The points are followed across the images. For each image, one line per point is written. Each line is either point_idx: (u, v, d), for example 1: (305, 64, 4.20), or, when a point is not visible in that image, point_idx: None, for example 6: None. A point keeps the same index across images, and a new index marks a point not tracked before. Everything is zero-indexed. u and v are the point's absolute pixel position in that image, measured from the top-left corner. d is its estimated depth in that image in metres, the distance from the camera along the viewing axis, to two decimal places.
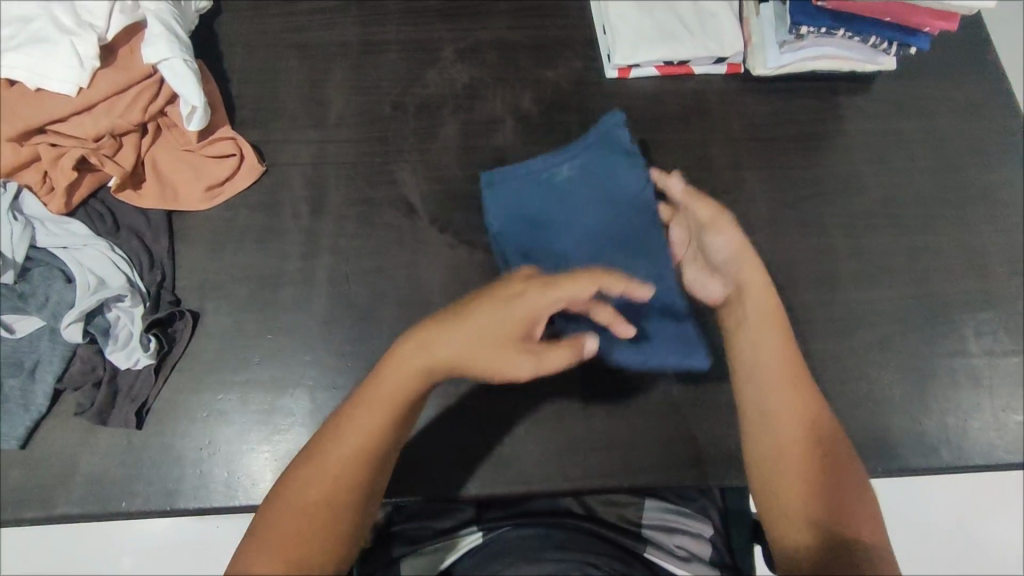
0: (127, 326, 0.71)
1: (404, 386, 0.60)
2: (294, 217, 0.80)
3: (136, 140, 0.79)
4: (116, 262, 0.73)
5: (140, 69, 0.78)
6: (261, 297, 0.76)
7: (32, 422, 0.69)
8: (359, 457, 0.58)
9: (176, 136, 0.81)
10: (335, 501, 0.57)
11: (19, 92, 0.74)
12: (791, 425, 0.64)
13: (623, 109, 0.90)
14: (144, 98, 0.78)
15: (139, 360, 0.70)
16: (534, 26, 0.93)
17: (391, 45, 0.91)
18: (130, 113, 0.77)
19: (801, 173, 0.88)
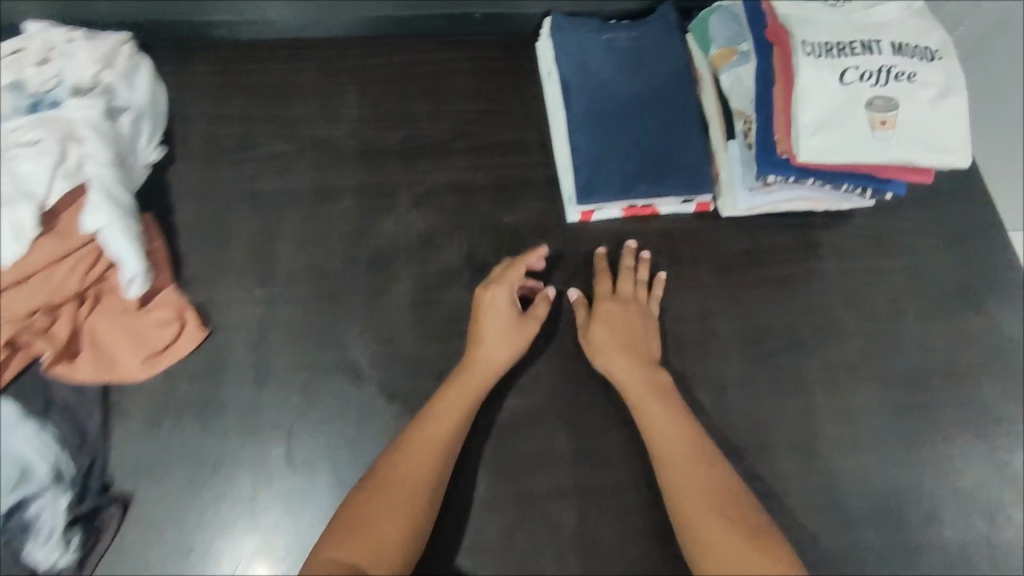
0: (49, 521, 0.68)
1: (478, 377, 0.75)
2: (237, 386, 0.77)
3: (73, 310, 0.76)
4: (44, 448, 0.70)
5: (78, 237, 0.77)
6: (200, 479, 0.74)
7: None
8: (422, 470, 0.69)
9: (115, 303, 0.78)
10: (374, 525, 0.65)
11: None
12: (732, 517, 0.66)
13: (585, 255, 0.87)
14: (83, 266, 0.76)
15: (58, 559, 0.68)
16: (498, 166, 0.91)
17: (346, 191, 0.88)
18: (67, 282, 0.76)
19: (776, 321, 0.83)
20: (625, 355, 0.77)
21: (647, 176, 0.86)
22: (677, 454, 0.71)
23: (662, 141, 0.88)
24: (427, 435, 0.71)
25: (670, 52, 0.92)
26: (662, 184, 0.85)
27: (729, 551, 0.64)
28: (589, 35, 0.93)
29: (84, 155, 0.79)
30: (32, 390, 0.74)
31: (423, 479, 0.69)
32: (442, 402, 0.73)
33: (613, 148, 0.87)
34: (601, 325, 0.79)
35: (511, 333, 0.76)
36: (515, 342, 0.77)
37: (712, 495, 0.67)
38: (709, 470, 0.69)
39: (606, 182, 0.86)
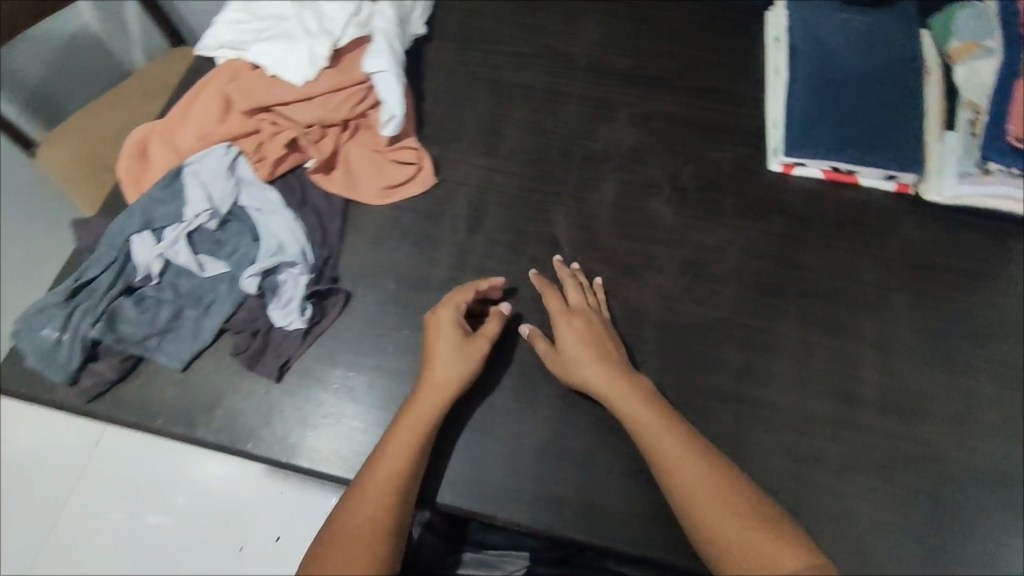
0: (291, 290, 0.79)
1: (419, 412, 0.72)
2: (452, 230, 0.87)
3: (337, 133, 0.90)
4: (297, 232, 0.82)
5: (356, 75, 0.90)
6: (407, 295, 0.83)
7: (196, 350, 0.77)
8: (385, 488, 0.67)
9: (370, 137, 0.91)
10: (354, 544, 0.64)
11: (259, 74, 0.90)
12: (732, 504, 0.64)
13: (778, 202, 0.91)
14: (354, 99, 0.89)
15: (292, 322, 0.78)
16: (710, 108, 0.99)
17: (572, 98, 0.98)
18: (341, 107, 0.88)
19: (956, 308, 0.85)
20: (597, 368, 0.74)
21: (858, 146, 0.90)
22: (675, 462, 0.68)
23: (883, 116, 0.90)
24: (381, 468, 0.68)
25: (907, 38, 0.95)
26: (870, 155, 0.89)
27: (728, 545, 0.62)
28: (828, 11, 0.98)
29: (374, 13, 0.93)
30: (293, 187, 0.88)
31: (368, 532, 0.65)
32: (386, 451, 0.70)
33: (830, 113, 0.92)
34: (571, 347, 0.76)
35: (465, 358, 0.75)
36: (471, 362, 0.75)
37: (703, 483, 0.66)
38: (688, 458, 0.68)
39: (815, 142, 0.91)
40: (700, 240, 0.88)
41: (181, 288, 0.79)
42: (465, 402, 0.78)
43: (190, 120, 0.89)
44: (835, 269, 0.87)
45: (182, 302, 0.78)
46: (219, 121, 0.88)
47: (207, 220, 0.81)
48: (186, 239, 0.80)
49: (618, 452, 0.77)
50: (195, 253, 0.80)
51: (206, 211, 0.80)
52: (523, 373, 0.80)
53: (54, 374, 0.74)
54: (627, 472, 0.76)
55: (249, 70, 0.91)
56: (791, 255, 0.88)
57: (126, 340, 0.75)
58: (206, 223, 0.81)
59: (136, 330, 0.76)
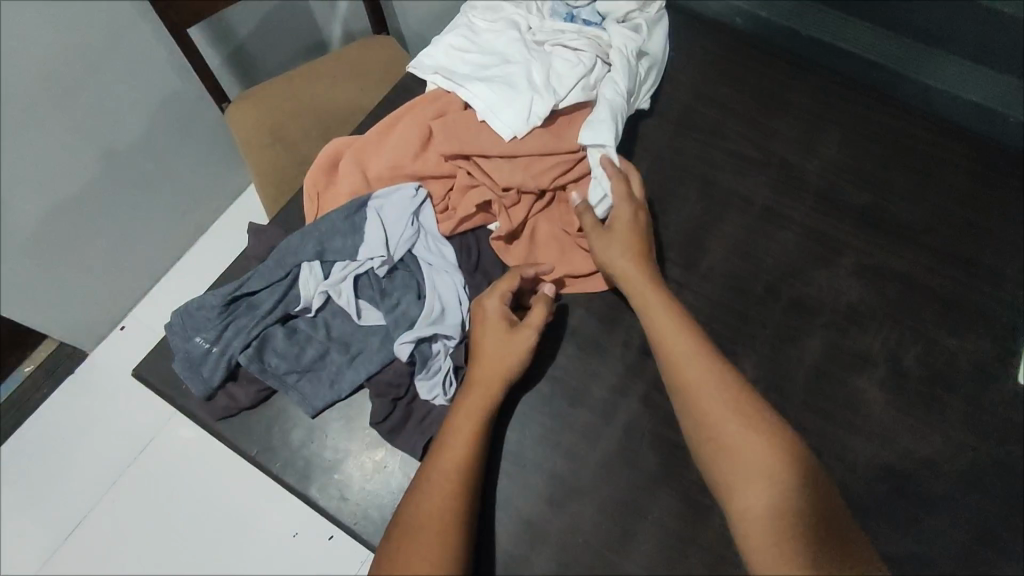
0: (441, 363, 0.73)
1: (485, 387, 0.69)
2: (623, 346, 0.79)
3: (530, 202, 0.82)
4: (462, 298, 0.76)
5: (568, 145, 0.82)
6: (558, 404, 0.75)
7: (332, 400, 0.72)
8: (452, 478, 0.65)
9: (562, 214, 0.84)
10: (428, 541, 0.62)
11: (467, 116, 0.83)
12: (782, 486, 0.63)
13: (1021, 426, 0.74)
14: (559, 171, 0.81)
15: (436, 397, 0.72)
16: (957, 279, 0.82)
17: (793, 225, 0.86)
18: (542, 177, 0.81)
19: None
20: (623, 252, 0.76)
21: None
22: (701, 388, 0.68)
23: None
24: (447, 457, 0.66)
25: None
26: None
27: (745, 473, 0.64)
28: None
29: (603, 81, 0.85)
30: (469, 248, 0.83)
31: (441, 519, 0.63)
32: (455, 424, 0.68)
33: None
34: (630, 279, 0.76)
35: (507, 338, 0.71)
36: (523, 338, 0.71)
37: (752, 456, 0.64)
38: (747, 439, 0.65)
39: None
40: (911, 445, 0.73)
41: (336, 330, 0.75)
42: (594, 554, 0.68)
43: (385, 148, 0.84)
44: None
45: (331, 345, 0.74)
46: (414, 157, 0.82)
47: (378, 265, 0.75)
48: (353, 280, 0.75)
49: None
50: (356, 296, 0.75)
51: (381, 257, 0.75)
52: (666, 544, 0.68)
53: (195, 386, 0.72)
54: None
55: (457, 109, 0.85)
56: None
57: (271, 371, 0.72)
58: (377, 268, 0.75)
59: (282, 364, 0.72)
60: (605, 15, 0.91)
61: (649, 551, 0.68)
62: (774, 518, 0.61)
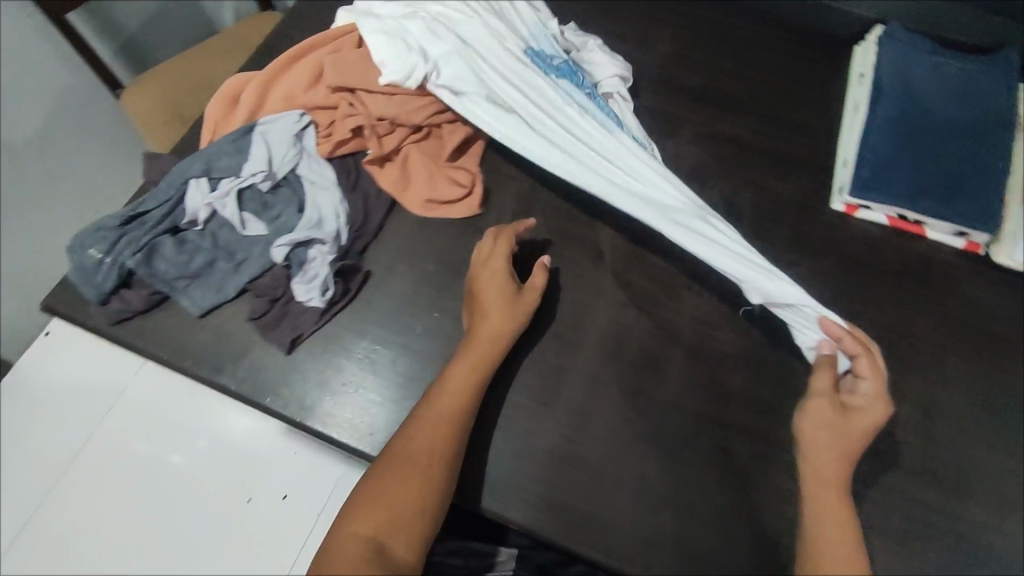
0: (317, 268, 0.79)
1: (480, 352, 0.74)
2: (496, 223, 0.88)
3: (405, 134, 0.87)
4: (339, 212, 0.83)
5: None
6: (443, 278, 0.84)
7: (216, 302, 0.80)
8: (446, 430, 0.69)
9: (435, 148, 0.89)
10: (399, 491, 0.67)
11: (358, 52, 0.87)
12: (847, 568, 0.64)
13: (837, 242, 0.88)
14: (433, 110, 0.86)
15: (312, 298, 0.79)
16: (778, 136, 0.95)
17: (639, 108, 0.97)
18: (416, 113, 0.85)
19: (1013, 382, 0.80)
20: (828, 435, 0.69)
21: (936, 192, 0.85)
22: (825, 514, 0.67)
23: (964, 167, 0.85)
24: (444, 407, 0.71)
25: (998, 92, 0.90)
26: (945, 206, 0.84)
27: (827, 537, 0.66)
28: (917, 50, 0.93)
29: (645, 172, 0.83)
30: (349, 169, 0.88)
31: (427, 462, 0.68)
32: (452, 379, 0.72)
33: (907, 154, 0.87)
34: (809, 420, 0.70)
35: (504, 303, 0.75)
36: (520, 309, 0.76)
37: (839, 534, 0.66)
38: (835, 508, 0.67)
39: (886, 182, 0.86)
40: None
41: (219, 238, 0.81)
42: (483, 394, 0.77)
43: (280, 82, 0.89)
44: (887, 320, 0.83)
45: (216, 253, 0.80)
46: (306, 89, 0.87)
47: (261, 180, 0.82)
48: (237, 194, 0.82)
49: (628, 469, 0.74)
50: (240, 209, 0.82)
51: (262, 173, 0.82)
52: (544, 376, 0.79)
53: (89, 291, 0.79)
54: (634, 491, 0.73)
55: (351, 47, 0.89)
56: (841, 299, 0.84)
57: (158, 277, 0.78)
58: (259, 184, 0.82)
59: (171, 270, 0.79)
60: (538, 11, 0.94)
61: (531, 384, 0.78)
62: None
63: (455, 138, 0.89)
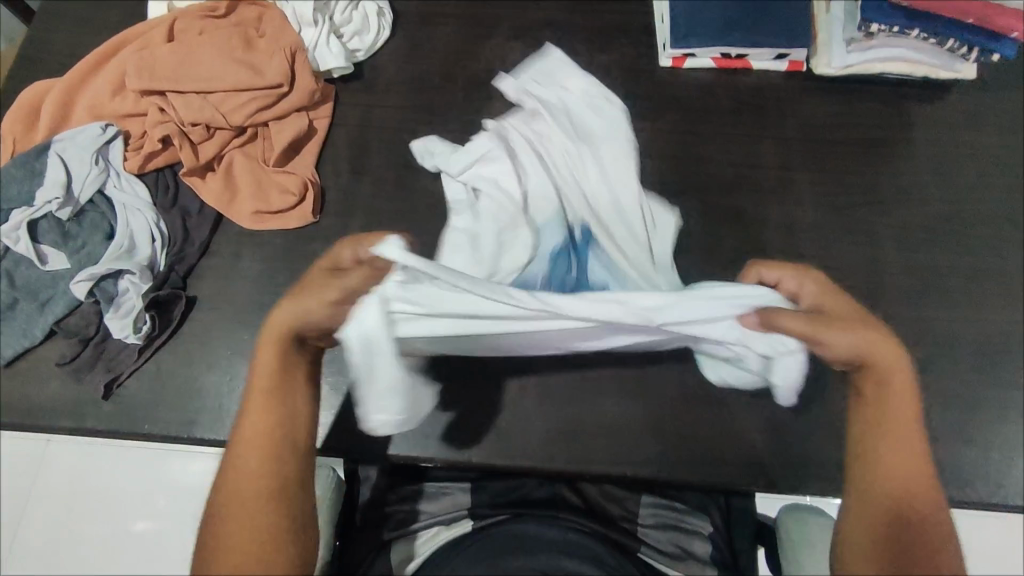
0: (131, 299, 0.73)
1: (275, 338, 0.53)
2: (334, 175, 0.83)
3: (225, 136, 0.80)
4: (154, 236, 0.76)
5: (268, 81, 0.80)
6: (294, 248, 0.79)
7: (22, 347, 0.73)
8: (268, 449, 0.52)
9: (262, 149, 0.82)
10: (251, 530, 0.50)
11: (164, 49, 0.81)
12: (902, 456, 0.53)
13: (673, 98, 0.88)
14: (254, 106, 0.80)
15: (127, 335, 0.72)
16: (593, 9, 0.93)
17: (448, 18, 0.92)
18: (234, 112, 0.80)
19: (859, 179, 0.83)
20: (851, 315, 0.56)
21: (748, 24, 0.85)
22: (891, 394, 0.54)
23: None
24: (255, 422, 0.52)
25: None
26: (759, 35, 0.85)
27: (894, 421, 0.54)
28: None
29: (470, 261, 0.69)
30: (169, 184, 0.80)
31: (260, 508, 0.50)
32: (250, 403, 0.53)
33: None
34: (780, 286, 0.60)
35: (315, 287, 0.52)
36: (320, 292, 0.52)
37: (902, 414, 0.54)
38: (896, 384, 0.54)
39: (699, 29, 0.86)
40: None
41: (20, 279, 0.74)
42: None
43: (83, 91, 0.82)
44: (735, 159, 0.85)
45: (17, 294, 0.73)
46: (112, 95, 0.80)
47: (58, 208, 0.74)
48: (32, 226, 0.74)
49: (530, 375, 0.75)
50: (36, 242, 0.74)
51: (55, 200, 0.73)
52: None
53: None
54: (539, 391, 0.74)
55: (158, 43, 0.82)
56: (689, 151, 0.85)
57: None
58: (56, 212, 0.74)
59: None
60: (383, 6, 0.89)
61: None
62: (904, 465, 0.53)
63: (282, 138, 0.81)
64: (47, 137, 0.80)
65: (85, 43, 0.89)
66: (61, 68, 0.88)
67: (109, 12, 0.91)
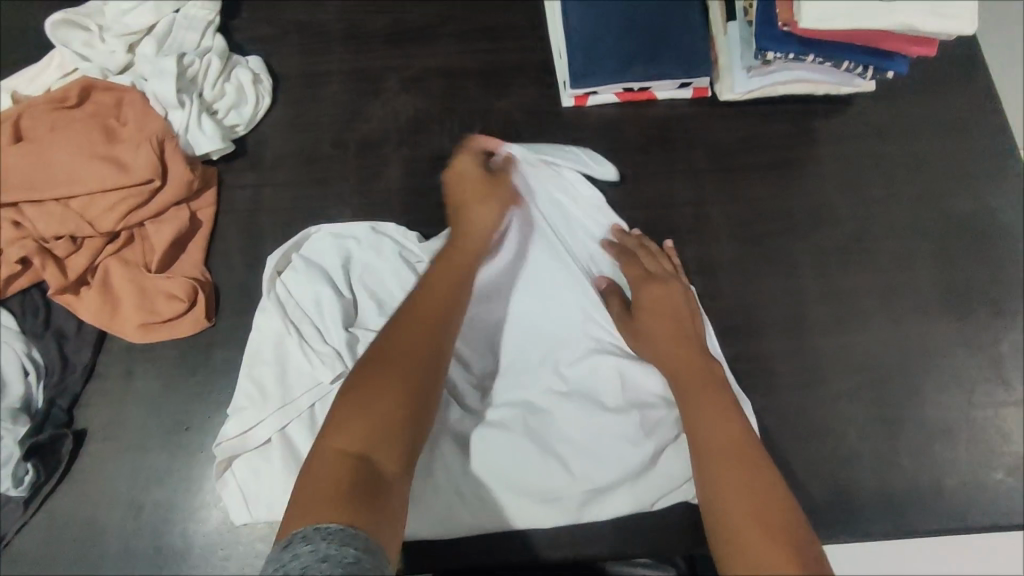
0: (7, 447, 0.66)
1: (457, 266, 0.68)
2: (226, 269, 0.76)
3: (97, 245, 0.73)
4: (26, 370, 0.69)
5: (136, 177, 0.72)
6: (191, 358, 0.72)
7: None
8: (446, 299, 0.64)
9: (141, 251, 0.74)
10: (416, 372, 0.57)
11: (10, 155, 0.72)
12: (752, 492, 0.56)
13: (579, 140, 0.85)
14: (123, 208, 0.72)
15: (8, 489, 0.65)
16: (488, 49, 0.87)
17: (332, 76, 0.85)
18: (102, 217, 0.72)
19: (774, 208, 0.82)
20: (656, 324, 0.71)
21: (647, 57, 0.82)
22: (711, 429, 0.61)
23: (661, 24, 0.83)
24: (439, 284, 0.66)
25: None
26: (657, 68, 0.82)
27: (728, 463, 0.58)
28: None
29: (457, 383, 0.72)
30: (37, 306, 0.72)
31: (416, 360, 0.58)
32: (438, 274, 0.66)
33: (605, 31, 0.83)
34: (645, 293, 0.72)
35: (486, 194, 0.74)
36: (492, 199, 0.74)
37: (725, 452, 0.59)
38: (706, 410, 0.63)
39: (597, 66, 0.82)
40: None
41: None
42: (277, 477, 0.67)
43: None
44: (649, 199, 0.82)
45: None
46: None
47: None
48: None
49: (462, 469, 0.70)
50: None
51: None
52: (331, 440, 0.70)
53: None
54: None
55: (2, 147, 0.73)
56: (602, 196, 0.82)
57: None
58: None
59: None
60: (258, 74, 0.82)
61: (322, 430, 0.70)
62: (770, 510, 0.54)
63: (161, 237, 0.74)
64: None
65: None
66: None
67: None
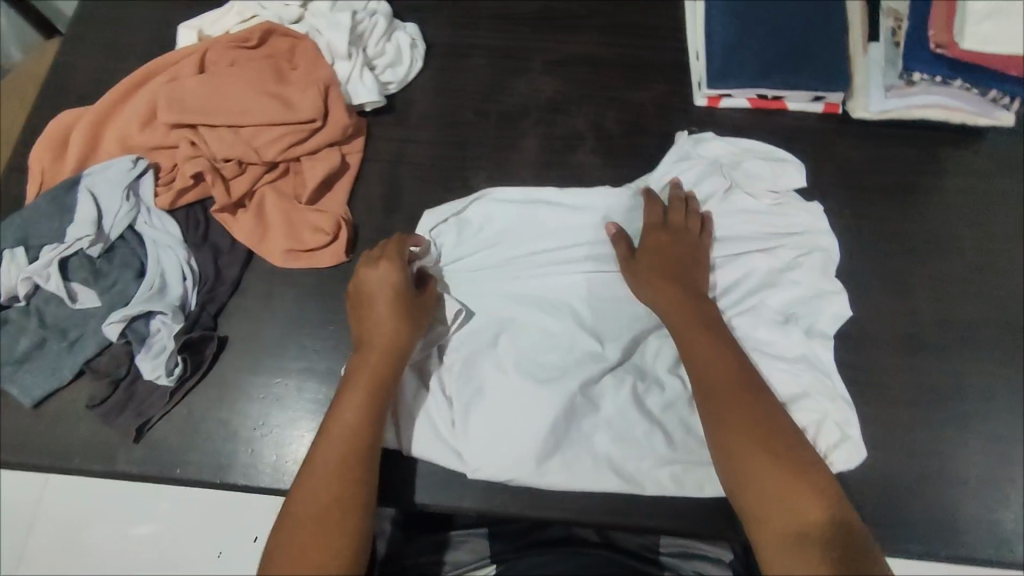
0: (163, 340, 0.71)
1: (377, 373, 0.67)
2: (366, 212, 0.82)
3: (257, 172, 0.79)
4: (185, 274, 0.74)
5: (301, 116, 0.79)
6: (326, 287, 0.78)
7: (51, 388, 0.73)
8: (366, 406, 0.65)
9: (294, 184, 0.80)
10: (348, 477, 0.62)
11: (195, 81, 0.79)
12: (785, 483, 0.58)
13: None
14: (286, 142, 0.78)
15: (159, 377, 0.71)
16: (628, 43, 0.91)
17: (481, 51, 0.90)
18: (266, 147, 0.78)
19: (896, 227, 0.83)
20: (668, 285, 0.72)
21: (786, 66, 0.85)
22: (735, 418, 0.62)
23: (804, 37, 0.85)
24: (350, 406, 0.65)
25: None
26: (795, 78, 0.84)
27: (757, 448, 0.60)
28: None
29: (562, 346, 0.74)
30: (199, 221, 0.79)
31: (350, 458, 0.63)
32: (348, 388, 0.66)
33: (748, 38, 0.86)
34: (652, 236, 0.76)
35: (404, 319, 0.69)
36: (412, 321, 0.69)
37: (751, 436, 0.61)
38: (727, 394, 0.64)
39: (736, 69, 0.85)
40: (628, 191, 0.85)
41: (53, 317, 0.73)
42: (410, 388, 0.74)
43: (112, 122, 0.80)
44: None
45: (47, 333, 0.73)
46: (142, 127, 0.79)
47: (87, 245, 0.72)
48: (62, 263, 0.73)
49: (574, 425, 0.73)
50: (65, 281, 0.73)
51: (86, 237, 0.72)
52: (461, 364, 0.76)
53: None
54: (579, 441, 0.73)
55: (189, 75, 0.81)
56: None
57: None
58: (88, 249, 0.73)
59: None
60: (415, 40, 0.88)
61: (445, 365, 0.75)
62: (803, 504, 0.57)
63: (313, 173, 0.80)
64: (74, 170, 0.79)
65: (113, 68, 0.89)
66: (91, 97, 0.87)
67: (137, 38, 0.90)
